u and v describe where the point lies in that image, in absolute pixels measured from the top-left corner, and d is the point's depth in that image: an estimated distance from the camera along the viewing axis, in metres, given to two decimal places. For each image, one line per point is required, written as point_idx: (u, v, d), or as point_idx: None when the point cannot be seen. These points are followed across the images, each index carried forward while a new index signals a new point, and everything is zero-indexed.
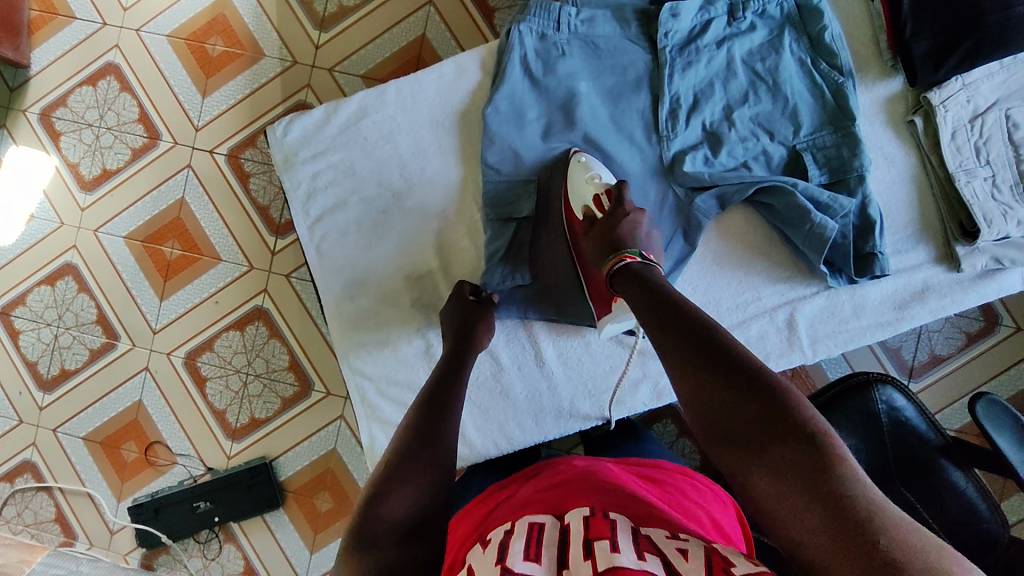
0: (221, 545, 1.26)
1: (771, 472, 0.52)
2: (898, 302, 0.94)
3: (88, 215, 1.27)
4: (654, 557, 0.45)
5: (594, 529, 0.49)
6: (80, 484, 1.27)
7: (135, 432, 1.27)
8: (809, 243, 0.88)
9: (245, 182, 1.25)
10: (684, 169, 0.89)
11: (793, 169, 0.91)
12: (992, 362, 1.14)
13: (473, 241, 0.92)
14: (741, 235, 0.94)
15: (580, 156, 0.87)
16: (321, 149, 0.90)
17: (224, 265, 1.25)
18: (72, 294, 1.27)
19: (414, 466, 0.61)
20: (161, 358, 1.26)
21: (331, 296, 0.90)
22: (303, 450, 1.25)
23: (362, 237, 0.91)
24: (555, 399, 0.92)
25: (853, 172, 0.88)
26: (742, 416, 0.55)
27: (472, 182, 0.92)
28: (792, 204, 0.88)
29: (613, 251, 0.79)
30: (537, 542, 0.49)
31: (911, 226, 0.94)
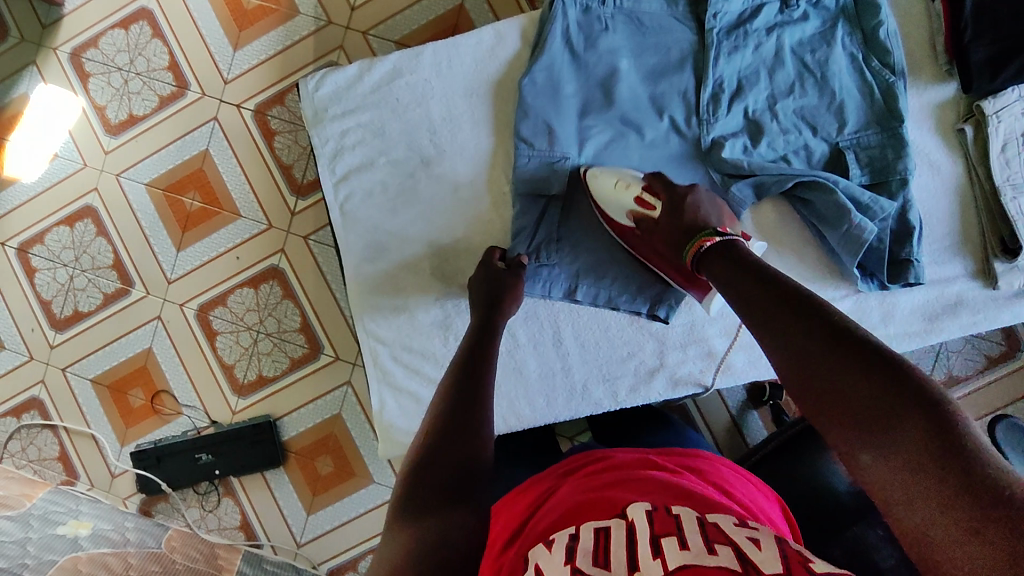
0: (220, 498, 1.27)
1: (880, 439, 0.47)
2: (929, 314, 0.93)
3: (111, 159, 1.26)
4: (726, 548, 0.42)
5: (658, 525, 0.44)
6: (85, 426, 1.28)
7: (143, 379, 1.28)
8: (845, 244, 0.86)
9: (270, 140, 1.25)
10: (722, 154, 0.87)
11: (834, 166, 0.89)
12: (1010, 388, 1.13)
13: (499, 216, 0.91)
14: (774, 229, 0.92)
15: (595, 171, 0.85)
16: (352, 106, 0.89)
17: (243, 221, 1.25)
18: (90, 237, 1.27)
19: (450, 438, 0.60)
20: (174, 308, 1.27)
21: (351, 259, 0.90)
22: (310, 412, 1.26)
23: (387, 200, 0.90)
24: (568, 380, 0.92)
25: (896, 175, 0.86)
26: (848, 381, 0.51)
27: (502, 155, 0.91)
28: (831, 202, 0.86)
29: (691, 236, 0.76)
30: (604, 543, 0.44)
31: (951, 238, 0.92)
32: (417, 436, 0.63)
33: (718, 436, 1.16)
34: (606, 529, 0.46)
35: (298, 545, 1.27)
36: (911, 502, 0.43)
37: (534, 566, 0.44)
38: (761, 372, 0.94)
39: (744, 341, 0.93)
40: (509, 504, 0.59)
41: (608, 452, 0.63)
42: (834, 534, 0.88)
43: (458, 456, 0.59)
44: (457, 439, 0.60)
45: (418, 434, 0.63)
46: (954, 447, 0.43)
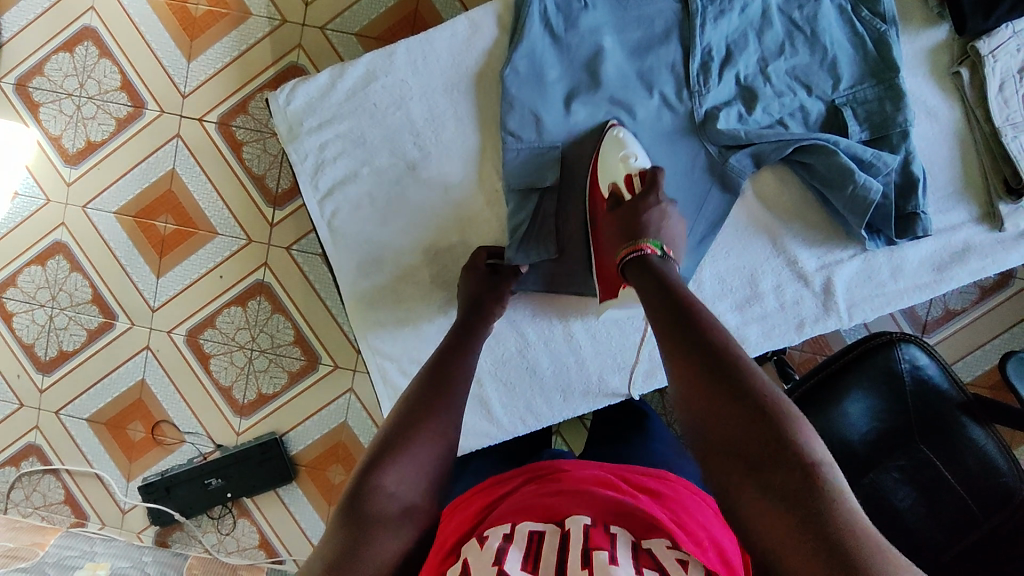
0: (235, 520, 1.25)
1: (760, 488, 0.50)
2: (937, 264, 0.92)
3: (74, 190, 1.21)
4: (653, 572, 0.47)
5: (592, 539, 0.49)
6: (88, 466, 1.25)
7: (141, 412, 1.24)
8: (850, 208, 0.86)
9: (238, 151, 1.20)
10: (717, 127, 0.85)
11: (831, 126, 0.88)
12: (1005, 315, 1.14)
13: (492, 212, 0.89)
14: (776, 196, 0.91)
15: (616, 132, 0.83)
16: (328, 117, 0.84)
17: (222, 238, 1.21)
18: (64, 273, 1.22)
19: (413, 446, 0.59)
20: (162, 336, 1.23)
21: (347, 273, 0.87)
22: (316, 424, 1.24)
23: (376, 212, 0.87)
24: (583, 374, 0.91)
25: (896, 128, 0.85)
26: (738, 428, 0.53)
27: (491, 149, 0.88)
28: (833, 164, 0.84)
29: (631, 240, 0.74)
30: (536, 549, 0.49)
31: (954, 184, 0.92)
32: (378, 434, 0.61)
33: None
34: (540, 537, 0.51)
35: None
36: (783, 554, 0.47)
37: (465, 564, 0.48)
38: (777, 340, 0.93)
39: (756, 312, 0.92)
40: (463, 505, 0.62)
41: (568, 462, 0.65)
42: None
43: (419, 470, 0.58)
44: (422, 451, 0.59)
45: (380, 434, 0.61)
46: (819, 513, 0.47)
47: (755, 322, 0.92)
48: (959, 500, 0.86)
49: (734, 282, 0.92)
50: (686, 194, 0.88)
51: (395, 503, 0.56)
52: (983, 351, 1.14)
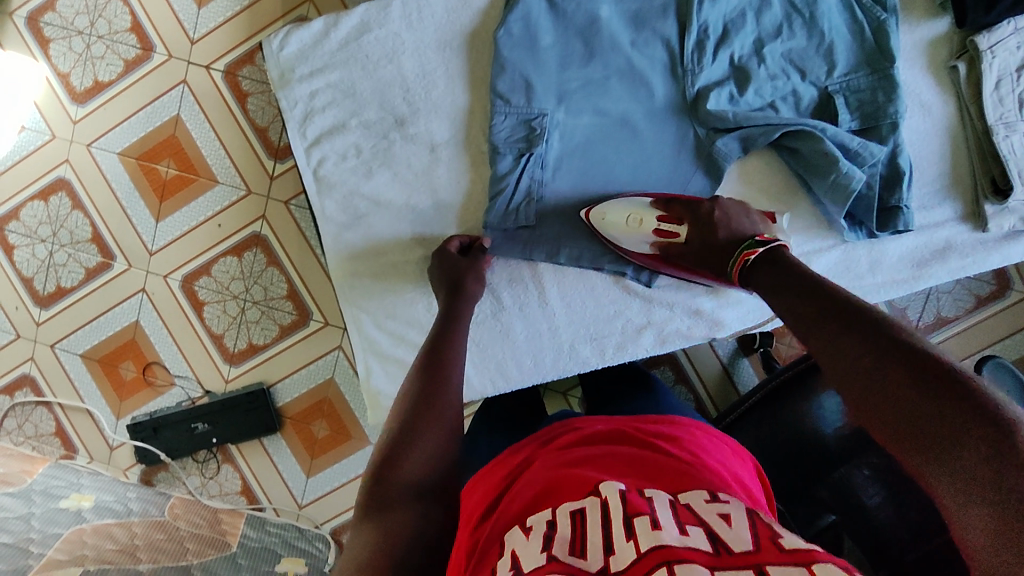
0: (219, 466, 1.28)
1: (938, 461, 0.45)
2: (916, 261, 0.93)
3: (80, 128, 1.22)
4: (697, 528, 0.43)
5: (632, 501, 0.46)
6: (79, 401, 1.28)
7: (133, 352, 1.27)
8: (833, 195, 0.85)
9: (242, 101, 1.20)
10: (707, 107, 0.84)
11: (822, 113, 0.87)
12: (999, 326, 1.13)
13: (476, 174, 0.88)
14: (762, 181, 0.91)
15: (598, 214, 0.85)
16: (319, 66, 0.85)
17: (222, 187, 1.22)
18: (66, 211, 1.24)
19: (417, 435, 0.59)
20: (158, 280, 1.25)
21: (333, 227, 0.88)
22: (301, 378, 1.26)
23: (360, 163, 0.87)
24: (555, 341, 0.92)
25: (887, 119, 0.84)
26: (906, 402, 0.48)
27: (481, 111, 0.87)
28: (819, 151, 0.84)
29: (733, 253, 0.75)
30: (581, 526, 0.44)
31: (939, 181, 0.91)
32: (382, 434, 0.61)
33: (708, 384, 1.17)
34: (581, 509, 0.46)
35: (299, 506, 1.29)
36: (974, 528, 0.42)
37: (511, 553, 0.43)
38: (749, 322, 0.94)
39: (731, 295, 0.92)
40: (484, 477, 0.61)
41: (572, 423, 0.64)
42: (821, 478, 0.91)
43: (427, 454, 0.58)
44: (425, 437, 0.59)
45: (383, 435, 0.60)
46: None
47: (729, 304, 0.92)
48: None
49: None
50: (672, 167, 0.88)
51: (412, 488, 0.55)
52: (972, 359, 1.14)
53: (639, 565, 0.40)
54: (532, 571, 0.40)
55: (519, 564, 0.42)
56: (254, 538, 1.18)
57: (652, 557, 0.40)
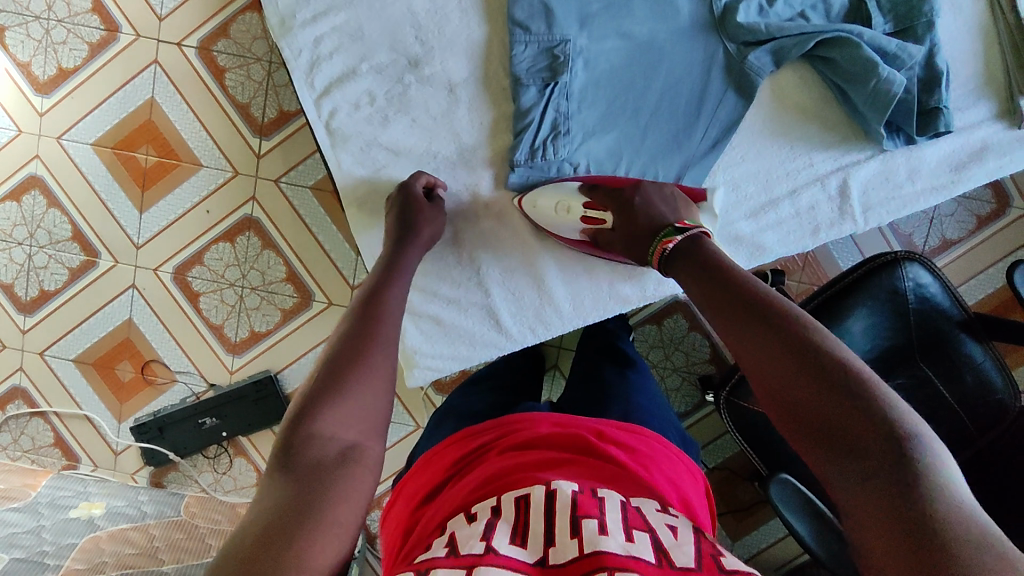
0: (232, 460, 1.24)
1: (846, 465, 0.46)
2: (955, 164, 0.92)
3: (48, 121, 1.15)
4: (643, 535, 0.46)
5: (582, 503, 0.49)
6: (77, 408, 1.23)
7: (129, 352, 1.21)
8: (873, 102, 0.84)
9: (220, 79, 1.14)
10: (736, 20, 0.81)
11: (855, 17, 0.85)
12: (1005, 242, 1.13)
13: (501, 115, 0.85)
14: (798, 96, 0.89)
15: (527, 203, 0.85)
16: (323, 8, 0.79)
17: (207, 170, 1.16)
18: (41, 210, 1.17)
19: (344, 390, 0.56)
20: (147, 274, 1.19)
21: (350, 180, 0.85)
22: (308, 362, 1.22)
23: (376, 110, 0.84)
24: (596, 282, 0.91)
25: (922, 18, 0.83)
26: (822, 408, 0.48)
27: (499, 45, 0.83)
28: (858, 58, 0.82)
29: (652, 241, 0.75)
30: (524, 517, 0.48)
31: (974, 81, 0.90)
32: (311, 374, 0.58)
33: None
34: (525, 497, 0.50)
35: None
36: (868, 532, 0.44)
37: (450, 536, 0.48)
38: (793, 246, 0.94)
39: (772, 218, 0.92)
40: (434, 459, 0.65)
41: (534, 417, 0.65)
42: None
43: (352, 411, 0.55)
44: (355, 395, 0.56)
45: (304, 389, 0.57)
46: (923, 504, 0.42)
47: (772, 227, 0.93)
48: (952, 416, 0.87)
49: (751, 185, 0.92)
50: (699, 98, 0.84)
51: (333, 449, 0.52)
52: (980, 278, 1.14)
53: (578, 563, 0.43)
54: (468, 555, 0.44)
55: (458, 546, 0.45)
56: None
57: (593, 555, 0.43)
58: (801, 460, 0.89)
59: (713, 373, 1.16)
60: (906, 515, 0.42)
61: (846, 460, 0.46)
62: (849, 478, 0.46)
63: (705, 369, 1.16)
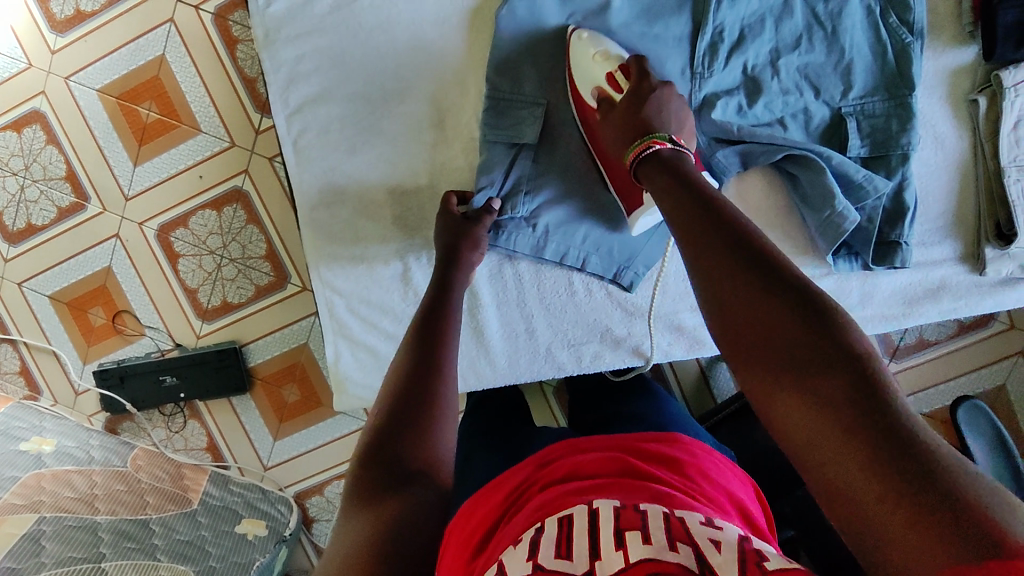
0: (185, 420, 1.27)
1: (808, 396, 0.43)
2: (909, 298, 0.93)
3: (59, 60, 1.15)
4: (688, 548, 0.40)
5: (624, 516, 0.43)
6: (46, 342, 1.25)
7: (103, 298, 1.23)
8: (824, 230, 0.85)
9: (232, 49, 1.15)
10: (711, 115, 0.82)
11: (834, 132, 0.85)
12: (981, 352, 1.13)
13: (466, 162, 0.85)
14: (759, 200, 0.88)
15: (580, 34, 0.77)
16: (307, 28, 0.78)
17: (204, 136, 1.17)
18: (39, 145, 1.18)
19: (416, 415, 0.56)
20: (133, 227, 1.21)
21: (307, 200, 0.84)
22: (274, 341, 1.24)
23: (344, 138, 0.83)
24: (532, 343, 0.92)
25: (897, 150, 0.83)
26: (799, 350, 0.44)
27: (475, 95, 0.84)
28: (818, 183, 0.83)
29: (640, 136, 0.66)
30: (567, 533, 0.43)
31: (944, 219, 0.91)
32: (377, 410, 0.58)
33: (685, 387, 1.16)
34: (569, 518, 0.45)
35: (265, 468, 1.29)
36: (852, 477, 0.39)
37: (500, 562, 0.43)
38: None
39: None
40: (482, 499, 0.58)
41: (576, 442, 0.61)
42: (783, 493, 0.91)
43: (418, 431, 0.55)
44: (417, 419, 0.56)
45: (375, 414, 0.58)
46: (898, 423, 0.39)
47: None
48: None
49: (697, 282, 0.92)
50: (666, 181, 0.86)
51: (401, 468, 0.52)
52: (949, 385, 1.13)
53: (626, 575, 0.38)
54: None
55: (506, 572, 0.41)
56: (216, 496, 1.19)
57: (640, 565, 0.39)
58: None
59: None
60: (875, 443, 0.39)
61: (822, 399, 0.42)
62: (812, 415, 0.42)
63: None
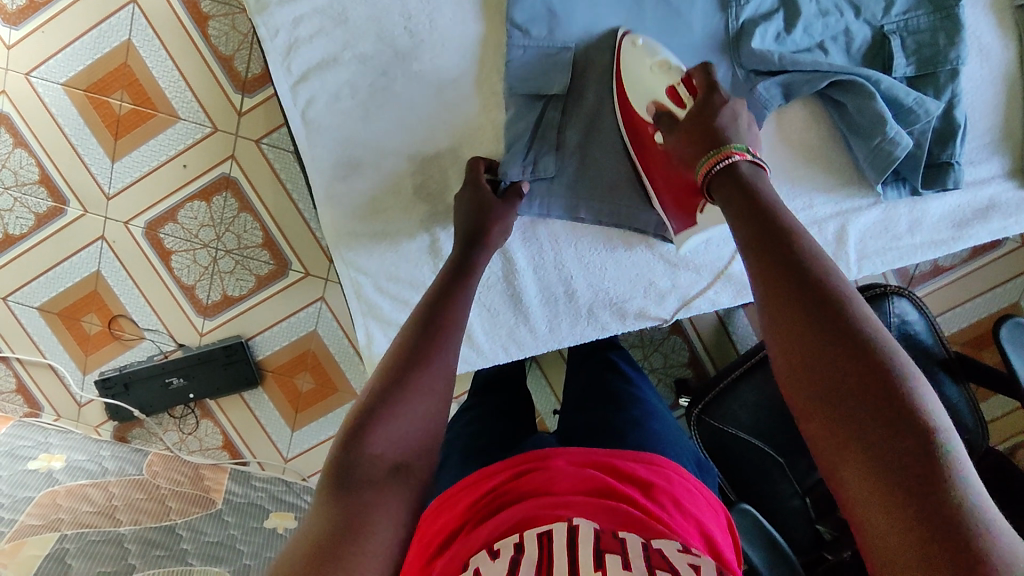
0: (198, 421, 1.23)
1: (871, 462, 0.39)
2: (958, 220, 0.91)
3: (16, 54, 1.07)
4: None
5: (604, 538, 0.44)
6: (41, 356, 1.20)
7: (96, 304, 1.18)
8: (873, 161, 0.83)
9: (203, 26, 1.07)
10: (751, 46, 0.79)
11: (876, 53, 0.82)
12: (999, 271, 1.13)
13: (489, 120, 0.82)
14: (801, 133, 0.86)
15: (635, 40, 0.75)
16: None
17: (184, 123, 1.10)
18: (6, 149, 1.11)
19: (403, 404, 0.52)
20: (118, 227, 1.15)
21: (321, 176, 0.79)
22: (282, 331, 1.20)
23: (356, 105, 0.78)
24: (573, 306, 0.89)
25: (946, 66, 0.81)
26: (863, 411, 0.40)
27: (495, 43, 0.79)
28: (868, 109, 0.79)
29: (712, 148, 0.58)
30: (547, 552, 0.43)
31: (991, 136, 0.88)
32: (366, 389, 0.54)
33: (705, 339, 1.15)
34: (548, 534, 0.44)
35: (286, 460, 1.26)
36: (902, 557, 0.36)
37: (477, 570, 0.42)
38: None
39: None
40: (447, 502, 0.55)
41: (550, 453, 0.57)
42: None
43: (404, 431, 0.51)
44: (404, 411, 0.52)
45: (363, 395, 0.53)
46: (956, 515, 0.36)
47: None
48: None
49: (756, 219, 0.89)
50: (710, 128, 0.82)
51: (381, 467, 0.50)
52: (967, 307, 1.14)
53: None
54: None
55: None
56: (239, 494, 1.16)
57: None
58: (764, 481, 0.90)
59: (690, 378, 1.16)
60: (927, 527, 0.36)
61: (889, 472, 0.38)
62: (867, 477, 0.39)
63: (683, 372, 1.16)
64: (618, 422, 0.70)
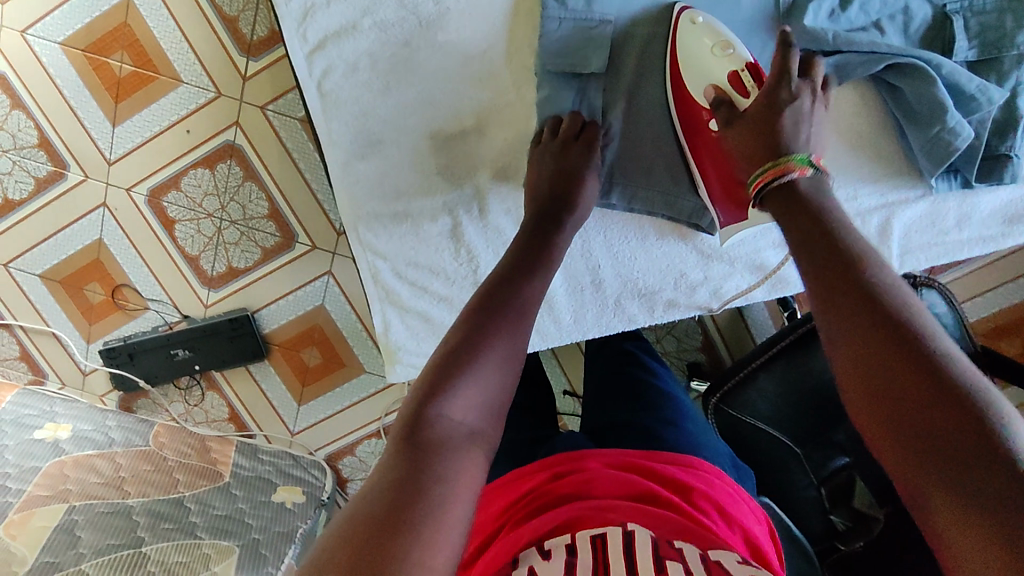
0: (204, 393, 1.22)
1: (940, 464, 0.39)
2: (1009, 216, 0.89)
3: (11, 10, 1.02)
4: None
5: (662, 546, 0.42)
6: (43, 324, 1.18)
7: (99, 273, 1.15)
8: (930, 150, 0.79)
9: None
10: (804, 23, 0.74)
11: (935, 34, 0.78)
12: None
13: (517, 95, 0.78)
14: (851, 117, 0.82)
15: (694, 17, 0.71)
16: None
17: (187, 87, 1.06)
18: (3, 110, 1.06)
19: (481, 370, 0.50)
20: (120, 194, 1.11)
21: (338, 153, 0.76)
22: (288, 305, 1.17)
23: (375, 77, 0.74)
24: (600, 297, 0.87)
25: (1011, 50, 0.76)
26: (930, 416, 0.41)
27: (527, 12, 0.74)
28: (926, 94, 0.76)
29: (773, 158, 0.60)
30: (603, 556, 0.41)
31: None
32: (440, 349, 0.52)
33: (720, 325, 1.13)
34: (603, 536, 0.43)
35: (292, 434, 1.26)
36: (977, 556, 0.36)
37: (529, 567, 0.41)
38: None
39: None
40: (487, 504, 0.56)
41: (583, 456, 0.57)
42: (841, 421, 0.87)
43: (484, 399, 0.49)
44: (482, 378, 0.50)
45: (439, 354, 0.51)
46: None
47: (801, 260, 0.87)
48: None
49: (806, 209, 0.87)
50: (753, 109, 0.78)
51: (461, 430, 0.46)
52: (988, 297, 1.12)
53: None
54: None
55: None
56: (245, 467, 1.15)
57: None
58: (778, 469, 0.89)
59: (702, 362, 1.14)
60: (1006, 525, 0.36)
61: (959, 478, 0.38)
62: (934, 479, 0.39)
63: (695, 356, 1.15)
64: (655, 417, 0.69)
